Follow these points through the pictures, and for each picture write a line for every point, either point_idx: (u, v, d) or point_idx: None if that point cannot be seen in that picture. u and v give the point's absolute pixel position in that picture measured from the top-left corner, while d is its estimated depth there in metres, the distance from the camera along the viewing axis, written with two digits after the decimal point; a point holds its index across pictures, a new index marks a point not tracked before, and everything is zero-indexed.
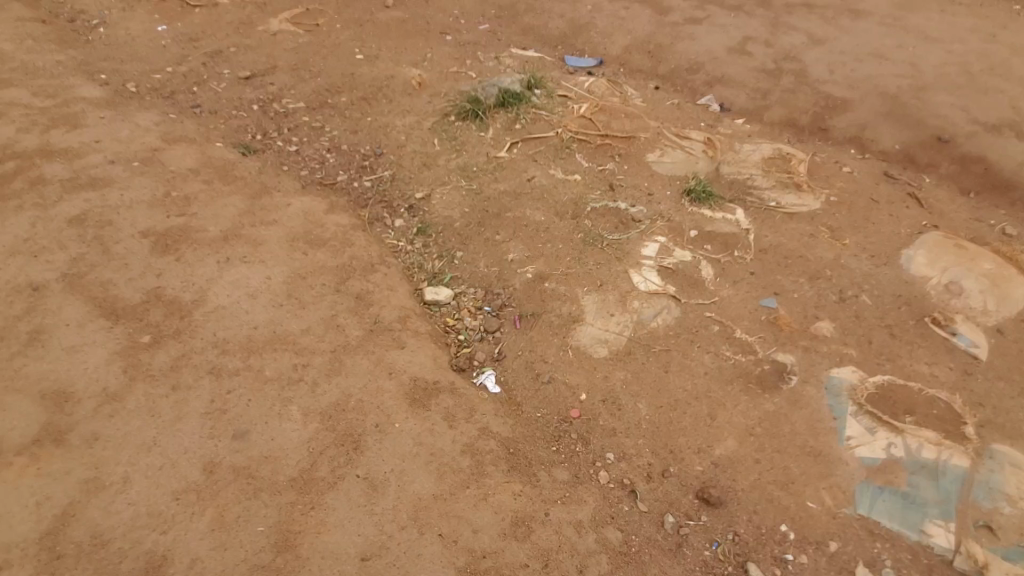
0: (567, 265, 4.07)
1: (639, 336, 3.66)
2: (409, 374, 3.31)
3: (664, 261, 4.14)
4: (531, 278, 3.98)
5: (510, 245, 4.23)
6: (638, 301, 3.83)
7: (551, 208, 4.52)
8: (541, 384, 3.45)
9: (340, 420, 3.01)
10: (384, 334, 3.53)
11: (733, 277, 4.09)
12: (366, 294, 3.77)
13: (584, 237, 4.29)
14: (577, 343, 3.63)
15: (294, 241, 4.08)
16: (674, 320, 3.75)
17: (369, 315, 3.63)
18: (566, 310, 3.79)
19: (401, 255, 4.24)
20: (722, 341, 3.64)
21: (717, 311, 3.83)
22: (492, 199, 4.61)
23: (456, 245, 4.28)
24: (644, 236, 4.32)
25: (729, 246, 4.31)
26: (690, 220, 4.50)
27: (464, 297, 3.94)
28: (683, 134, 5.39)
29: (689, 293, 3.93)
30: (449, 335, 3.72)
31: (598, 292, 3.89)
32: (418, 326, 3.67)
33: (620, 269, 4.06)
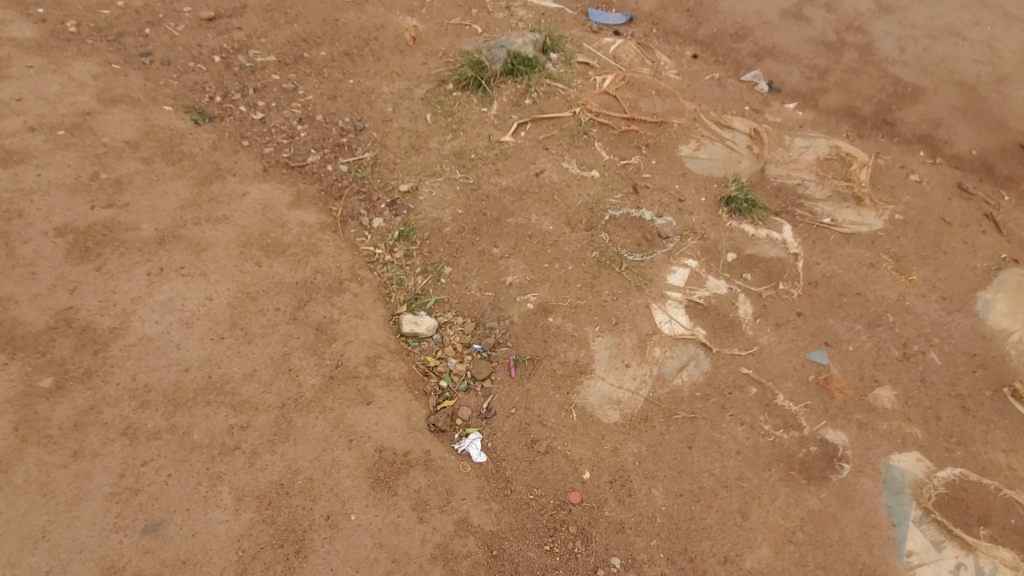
0: (576, 294, 3.35)
1: (659, 397, 3.00)
2: (374, 442, 2.68)
3: (694, 295, 3.41)
4: (532, 311, 3.28)
5: (509, 262, 3.49)
6: (660, 349, 3.15)
7: (561, 216, 3.74)
8: (537, 455, 2.83)
9: (281, 509, 2.42)
10: (346, 383, 2.86)
11: (776, 319, 3.37)
12: (328, 325, 3.08)
13: (599, 256, 3.54)
14: (583, 403, 2.98)
15: (245, 246, 3.35)
16: (702, 377, 3.08)
17: (329, 354, 2.96)
18: (572, 356, 3.11)
19: (376, 266, 3.49)
20: (760, 408, 2.98)
21: (756, 366, 3.14)
22: (491, 198, 3.82)
23: (444, 257, 3.53)
24: (672, 258, 3.57)
25: (773, 276, 3.57)
26: (727, 239, 3.73)
27: (449, 329, 3.24)
28: (724, 121, 4.50)
29: (723, 339, 3.23)
30: (429, 381, 3.05)
31: (612, 333, 3.20)
32: (390, 370, 3.00)
33: (640, 302, 3.34)
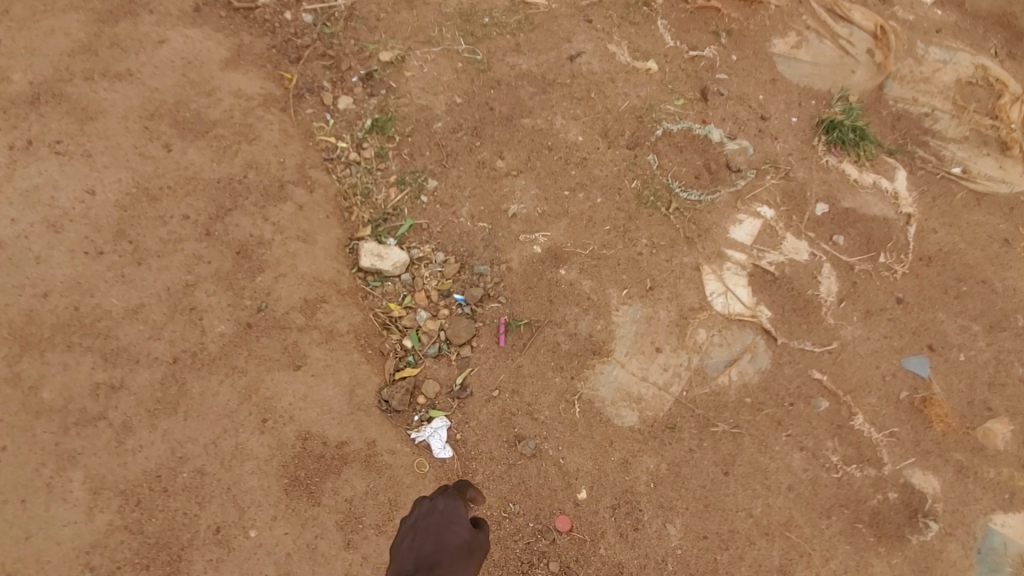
0: (603, 240, 2.44)
1: (695, 399, 2.23)
2: (298, 426, 2.00)
3: (761, 259, 2.49)
4: (539, 258, 2.39)
5: (516, 184, 2.52)
6: (706, 332, 2.32)
7: (596, 123, 2.69)
8: (520, 458, 2.13)
9: (152, 515, 1.85)
10: (270, 337, 2.08)
11: (866, 306, 2.50)
12: (254, 248, 2.22)
13: (641, 188, 2.57)
14: (591, 394, 2.22)
15: (153, 120, 2.42)
16: (757, 378, 2.28)
17: (252, 292, 2.13)
18: (585, 328, 2.30)
19: (336, 168, 2.55)
20: (828, 431, 2.22)
21: (831, 371, 2.33)
22: (504, 86, 2.74)
23: (429, 165, 2.57)
24: (740, 202, 2.60)
25: (873, 243, 2.63)
26: (819, 183, 2.71)
27: (424, 268, 2.38)
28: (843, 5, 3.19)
29: (792, 327, 2.38)
30: (387, 338, 2.26)
31: (645, 302, 2.35)
32: (336, 321, 2.19)
33: (690, 263, 2.44)
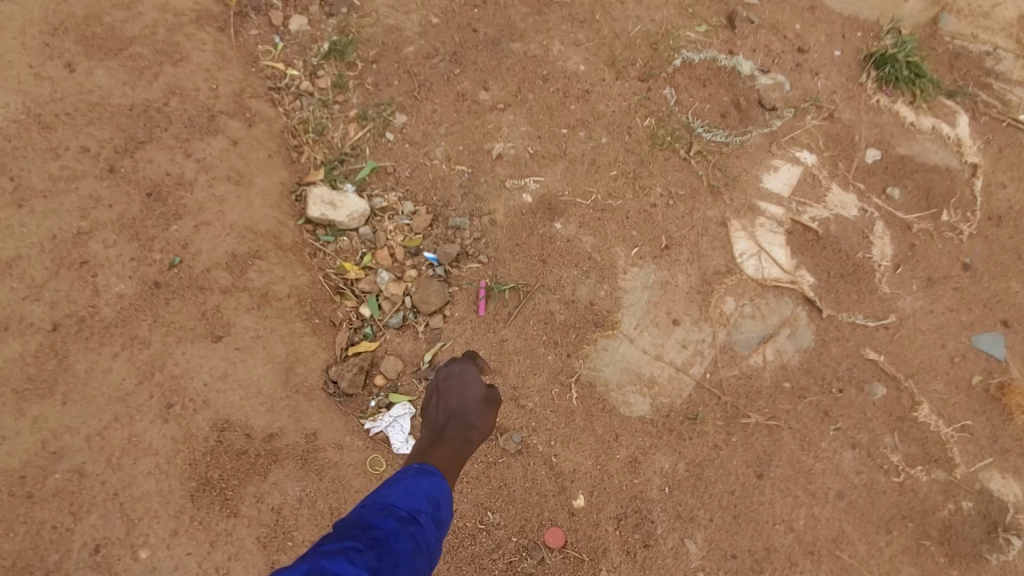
0: (609, 188, 1.98)
1: (721, 383, 1.80)
2: (213, 413, 1.57)
3: (801, 214, 2.04)
4: (529, 209, 1.94)
5: (504, 120, 2.06)
6: (736, 301, 1.89)
7: (602, 51, 2.22)
8: (502, 456, 1.75)
9: (12, 526, 1.46)
10: (183, 300, 1.64)
11: (927, 273, 2.05)
12: (171, 190, 1.76)
13: (656, 127, 2.10)
14: (591, 377, 1.80)
15: (53, 34, 1.95)
16: (798, 358, 1.84)
17: (164, 244, 1.69)
18: (585, 296, 1.86)
19: (284, 99, 2.07)
20: (885, 424, 1.81)
21: (888, 351, 1.89)
22: (491, 4, 2.25)
23: (398, 97, 2.10)
24: (775, 147, 2.14)
25: (933, 197, 2.18)
26: (869, 126, 2.25)
27: (388, 221, 1.93)
28: None
29: (840, 297, 1.94)
30: (341, 306, 1.81)
31: (660, 264, 1.90)
32: (273, 282, 1.74)
33: (716, 217, 1.99)
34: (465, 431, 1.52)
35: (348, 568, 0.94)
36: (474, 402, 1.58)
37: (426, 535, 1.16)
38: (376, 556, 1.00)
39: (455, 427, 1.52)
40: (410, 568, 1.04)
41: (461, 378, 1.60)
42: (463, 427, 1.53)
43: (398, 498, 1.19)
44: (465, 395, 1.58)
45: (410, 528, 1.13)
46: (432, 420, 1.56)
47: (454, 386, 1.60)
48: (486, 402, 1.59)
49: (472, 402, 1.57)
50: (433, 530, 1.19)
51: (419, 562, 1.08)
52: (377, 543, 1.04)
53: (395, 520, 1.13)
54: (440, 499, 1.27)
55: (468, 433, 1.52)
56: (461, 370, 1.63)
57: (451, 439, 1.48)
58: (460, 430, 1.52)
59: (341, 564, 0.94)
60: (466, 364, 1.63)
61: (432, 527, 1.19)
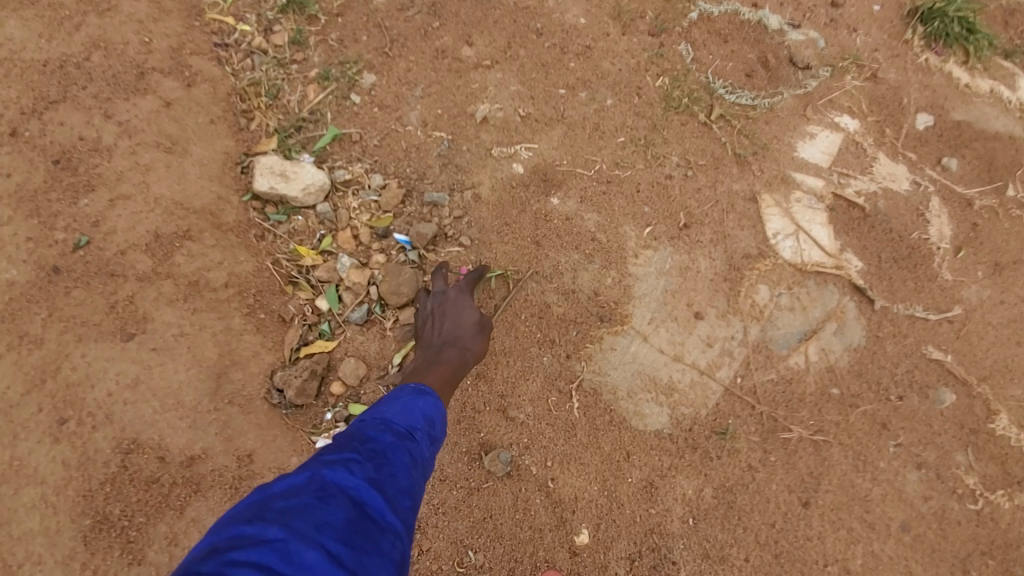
0: (616, 156, 1.67)
1: (753, 389, 1.49)
2: (116, 430, 1.30)
3: (845, 187, 1.72)
4: (520, 181, 1.63)
5: (491, 80, 1.75)
6: (770, 290, 1.56)
7: (606, 1, 1.89)
8: (487, 480, 1.46)
9: None
10: (89, 291, 1.36)
11: (994, 257, 1.72)
12: (84, 158, 1.47)
13: (669, 87, 1.78)
14: (595, 382, 1.49)
15: None
16: (846, 359, 1.52)
17: (70, 222, 1.41)
18: (588, 284, 1.54)
19: (232, 58, 1.75)
20: (956, 438, 1.49)
21: (955, 350, 1.57)
22: None
23: (366, 54, 1.78)
24: (810, 110, 1.82)
25: (997, 168, 1.85)
26: (918, 87, 1.93)
27: (351, 196, 1.61)
28: None
29: (894, 285, 1.61)
30: (293, 298, 1.50)
31: (678, 246, 1.58)
32: (206, 269, 1.43)
33: (744, 191, 1.67)
34: (459, 352, 1.32)
35: (347, 479, 0.84)
36: (469, 328, 1.38)
37: (427, 449, 1.02)
38: (377, 468, 0.89)
39: (451, 347, 1.32)
40: (411, 483, 0.92)
41: (456, 302, 1.41)
42: (459, 349, 1.33)
43: (395, 410, 1.03)
44: (459, 318, 1.38)
45: (409, 443, 0.98)
46: (425, 343, 1.35)
47: (448, 313, 1.39)
48: (480, 325, 1.40)
49: (468, 324, 1.37)
50: (431, 445, 1.03)
51: (420, 478, 0.96)
52: (376, 455, 0.91)
53: (393, 433, 0.97)
54: (441, 415, 1.10)
55: (463, 355, 1.32)
56: (456, 294, 1.43)
57: (445, 360, 1.29)
58: (457, 351, 1.32)
59: (340, 474, 0.84)
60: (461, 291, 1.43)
61: (430, 443, 1.03)
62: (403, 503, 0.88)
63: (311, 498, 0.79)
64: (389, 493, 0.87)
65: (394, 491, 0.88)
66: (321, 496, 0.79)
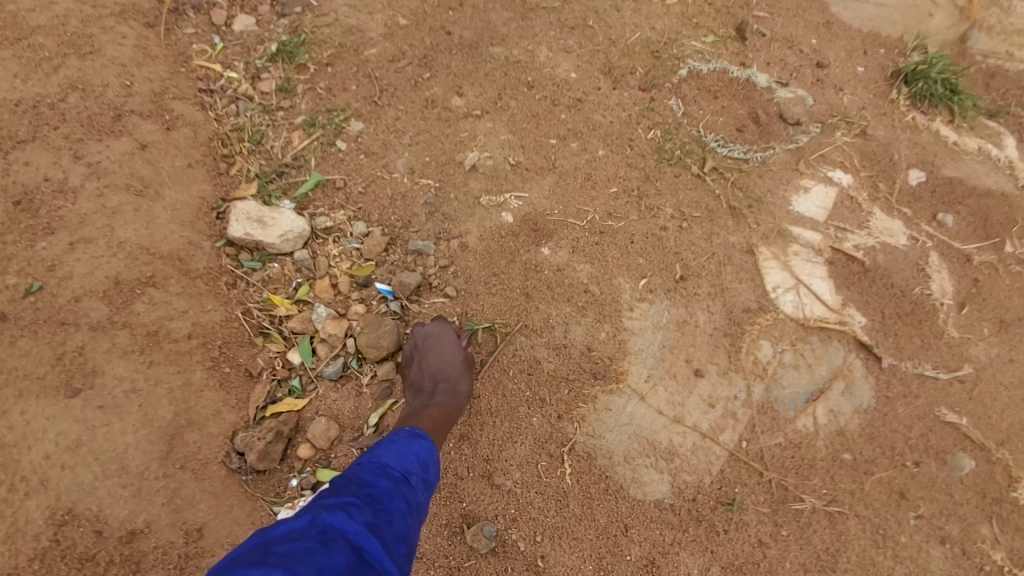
0: (608, 207, 1.62)
1: (759, 455, 1.38)
2: (51, 498, 1.14)
3: (843, 241, 1.68)
4: (510, 231, 1.56)
5: (481, 129, 1.72)
6: (772, 347, 1.48)
7: (596, 58, 1.93)
8: (470, 557, 1.31)
9: None
10: (34, 340, 1.24)
11: (997, 314, 1.67)
12: (48, 200, 1.39)
13: (662, 139, 1.77)
14: (590, 446, 1.37)
15: None
16: (856, 421, 1.42)
17: (24, 264, 1.30)
18: (580, 339, 1.45)
19: (217, 103, 1.73)
20: (980, 509, 1.37)
21: (969, 412, 1.47)
22: (468, 7, 1.96)
23: (354, 102, 1.76)
24: (803, 164, 1.80)
25: (993, 224, 1.83)
26: (907, 145, 1.93)
27: (332, 244, 1.53)
28: None
29: (900, 342, 1.54)
30: (263, 350, 1.39)
31: (675, 298, 1.51)
32: (167, 318, 1.33)
33: (741, 244, 1.61)
34: (450, 395, 1.28)
35: (347, 524, 0.82)
36: (457, 364, 1.33)
37: (421, 494, 0.99)
38: (374, 513, 0.87)
39: (444, 391, 1.28)
40: (407, 530, 0.90)
41: (439, 336, 1.36)
42: (451, 391, 1.29)
43: (391, 453, 1.00)
44: (446, 356, 1.33)
45: (404, 488, 0.96)
46: (414, 387, 1.30)
47: (433, 352, 1.33)
48: (467, 362, 1.36)
49: (456, 361, 1.33)
50: (426, 490, 1.01)
51: (416, 525, 0.93)
52: (373, 501, 0.89)
53: (390, 478, 0.95)
54: (433, 460, 1.08)
55: (454, 398, 1.28)
56: (437, 328, 1.38)
57: (438, 404, 1.25)
58: (449, 394, 1.28)
59: (340, 518, 0.82)
60: (442, 326, 1.38)
61: (425, 488, 1.01)
62: (399, 550, 0.86)
63: (312, 541, 0.77)
64: (386, 539, 0.84)
65: (390, 537, 0.86)
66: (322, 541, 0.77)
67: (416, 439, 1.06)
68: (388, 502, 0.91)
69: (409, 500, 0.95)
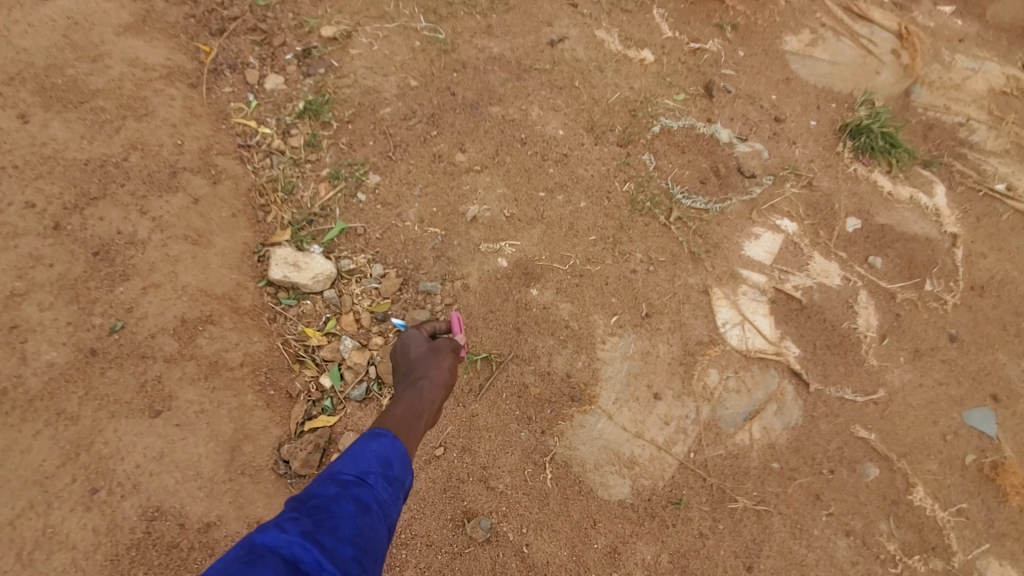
0: (588, 253, 1.92)
1: (705, 463, 1.69)
2: (142, 499, 1.44)
3: (785, 282, 1.99)
4: (504, 273, 1.87)
5: (481, 182, 2.02)
6: (720, 375, 1.79)
7: (580, 116, 2.22)
8: (468, 545, 1.62)
9: None
10: (119, 371, 1.52)
11: (913, 344, 1.99)
12: (120, 249, 1.66)
13: (635, 192, 2.07)
14: (568, 455, 1.68)
15: (8, 82, 1.86)
16: (785, 436, 1.74)
17: (106, 307, 1.58)
18: (561, 367, 1.76)
19: (253, 157, 2.01)
20: (882, 509, 1.70)
21: (879, 428, 1.80)
22: (470, 70, 2.26)
23: (372, 157, 2.05)
24: (756, 213, 2.11)
25: (917, 266, 2.15)
26: (847, 195, 2.24)
27: (355, 284, 1.83)
28: (843, 19, 2.77)
29: (827, 370, 1.86)
30: (299, 375, 1.69)
31: (640, 332, 1.82)
32: (224, 350, 1.63)
33: (698, 285, 1.92)
34: (416, 380, 1.41)
35: (279, 539, 0.82)
36: (419, 357, 1.48)
37: (381, 492, 1.02)
38: (313, 522, 0.88)
39: (408, 384, 1.41)
40: (356, 531, 0.91)
41: (407, 339, 1.55)
42: (414, 384, 1.40)
43: (342, 463, 1.04)
44: (411, 353, 1.50)
45: (355, 491, 0.98)
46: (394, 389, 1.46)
47: (404, 356, 1.51)
48: (434, 351, 1.50)
49: (420, 356, 1.48)
50: (385, 488, 1.03)
51: (372, 524, 0.95)
52: (314, 511, 0.90)
53: (337, 484, 0.98)
54: (394, 456, 1.12)
55: (419, 382, 1.40)
56: (404, 334, 1.57)
57: (403, 397, 1.37)
58: (413, 387, 1.39)
59: (271, 535, 0.83)
60: (407, 332, 1.58)
61: (384, 487, 1.04)
62: (345, 552, 0.87)
63: (239, 561, 0.78)
64: (327, 544, 0.85)
65: (333, 541, 0.87)
66: (249, 560, 0.77)
67: (368, 445, 1.10)
68: (331, 508, 0.92)
69: (361, 500, 0.97)
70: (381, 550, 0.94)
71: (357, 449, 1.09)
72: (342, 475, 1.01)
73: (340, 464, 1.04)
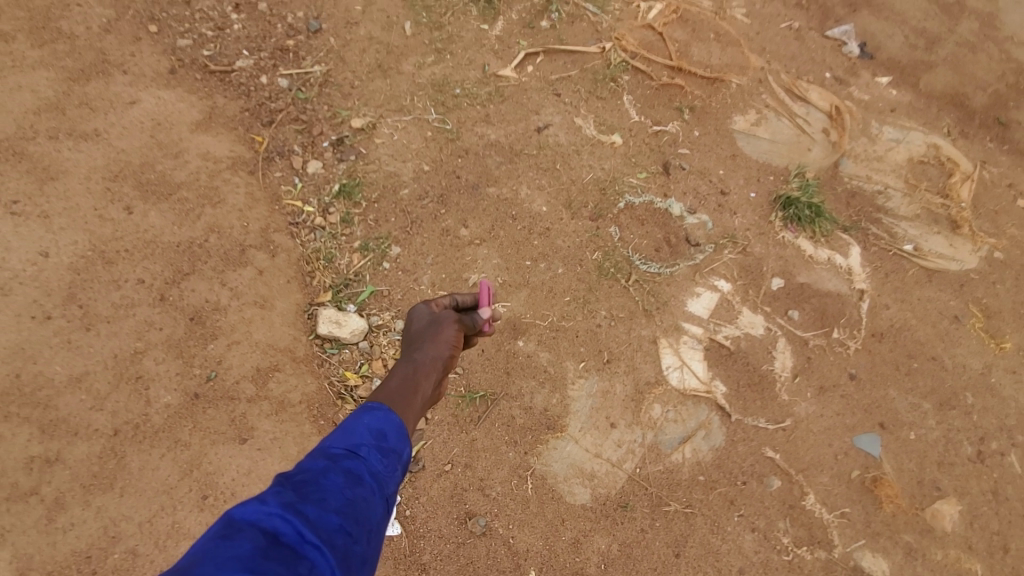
0: (563, 311, 2.46)
1: (648, 476, 2.25)
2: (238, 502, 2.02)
3: (717, 333, 2.54)
4: (497, 328, 2.41)
5: (480, 254, 2.56)
6: (662, 409, 2.36)
7: (561, 194, 2.76)
8: (469, 536, 2.16)
9: None
10: (214, 409, 2.11)
11: (819, 382, 2.53)
12: (209, 314, 2.23)
13: (602, 260, 2.61)
14: (544, 469, 2.24)
15: (115, 179, 2.42)
16: (710, 455, 2.30)
17: (202, 360, 2.16)
18: (540, 402, 2.31)
19: (301, 232, 2.54)
20: (780, 511, 2.26)
21: (784, 449, 2.35)
22: (471, 155, 2.80)
23: (394, 232, 2.59)
24: (698, 275, 2.66)
25: (829, 317, 2.69)
26: (775, 259, 2.79)
27: (382, 336, 2.37)
28: (785, 101, 3.28)
29: (746, 404, 2.41)
30: (341, 409, 2.24)
31: (601, 375, 2.37)
32: (288, 391, 2.19)
33: (648, 338, 2.47)
34: (412, 354, 1.56)
35: (258, 512, 0.93)
36: (422, 330, 1.64)
37: (374, 464, 1.16)
38: (297, 496, 1.00)
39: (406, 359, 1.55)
40: (341, 501, 1.04)
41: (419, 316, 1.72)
42: (411, 359, 1.54)
43: (334, 441, 1.17)
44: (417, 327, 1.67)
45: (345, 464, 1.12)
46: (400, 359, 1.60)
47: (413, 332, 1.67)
48: (437, 323, 1.66)
49: (424, 330, 1.64)
50: (376, 460, 1.17)
51: (357, 493, 1.08)
52: (300, 486, 1.03)
53: (327, 460, 1.10)
54: (386, 429, 1.25)
55: (414, 357, 1.55)
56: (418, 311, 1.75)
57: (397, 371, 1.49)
58: (409, 361, 1.54)
59: (253, 508, 0.94)
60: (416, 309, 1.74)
61: (376, 458, 1.17)
62: (329, 521, 0.99)
63: (220, 534, 0.89)
64: (308, 516, 0.97)
65: (315, 513, 0.99)
66: (228, 533, 0.88)
67: (362, 421, 1.23)
68: (317, 482, 1.05)
69: (350, 472, 1.11)
70: (371, 515, 1.08)
71: (353, 425, 1.22)
72: (337, 451, 1.14)
73: (336, 440, 1.17)
